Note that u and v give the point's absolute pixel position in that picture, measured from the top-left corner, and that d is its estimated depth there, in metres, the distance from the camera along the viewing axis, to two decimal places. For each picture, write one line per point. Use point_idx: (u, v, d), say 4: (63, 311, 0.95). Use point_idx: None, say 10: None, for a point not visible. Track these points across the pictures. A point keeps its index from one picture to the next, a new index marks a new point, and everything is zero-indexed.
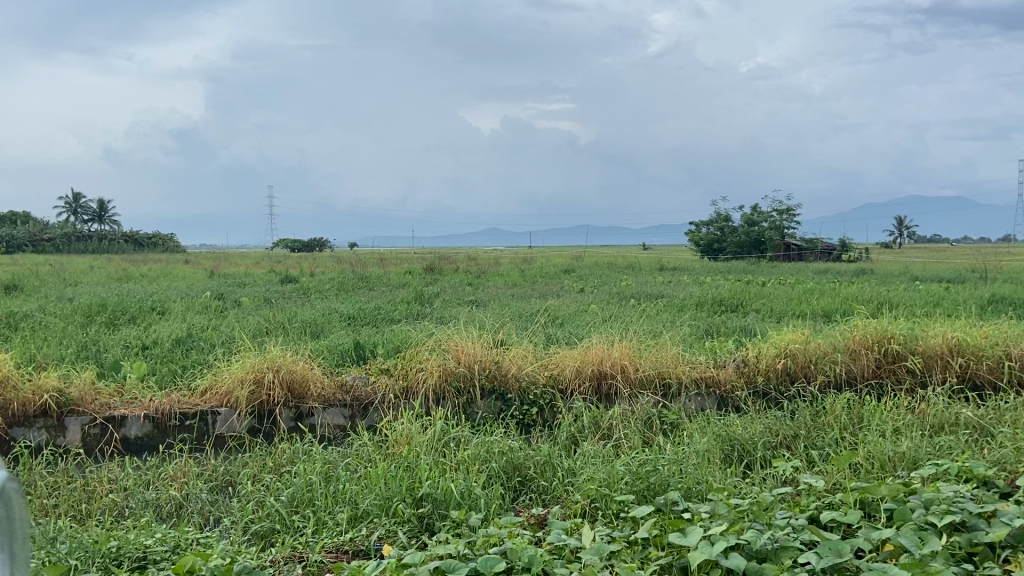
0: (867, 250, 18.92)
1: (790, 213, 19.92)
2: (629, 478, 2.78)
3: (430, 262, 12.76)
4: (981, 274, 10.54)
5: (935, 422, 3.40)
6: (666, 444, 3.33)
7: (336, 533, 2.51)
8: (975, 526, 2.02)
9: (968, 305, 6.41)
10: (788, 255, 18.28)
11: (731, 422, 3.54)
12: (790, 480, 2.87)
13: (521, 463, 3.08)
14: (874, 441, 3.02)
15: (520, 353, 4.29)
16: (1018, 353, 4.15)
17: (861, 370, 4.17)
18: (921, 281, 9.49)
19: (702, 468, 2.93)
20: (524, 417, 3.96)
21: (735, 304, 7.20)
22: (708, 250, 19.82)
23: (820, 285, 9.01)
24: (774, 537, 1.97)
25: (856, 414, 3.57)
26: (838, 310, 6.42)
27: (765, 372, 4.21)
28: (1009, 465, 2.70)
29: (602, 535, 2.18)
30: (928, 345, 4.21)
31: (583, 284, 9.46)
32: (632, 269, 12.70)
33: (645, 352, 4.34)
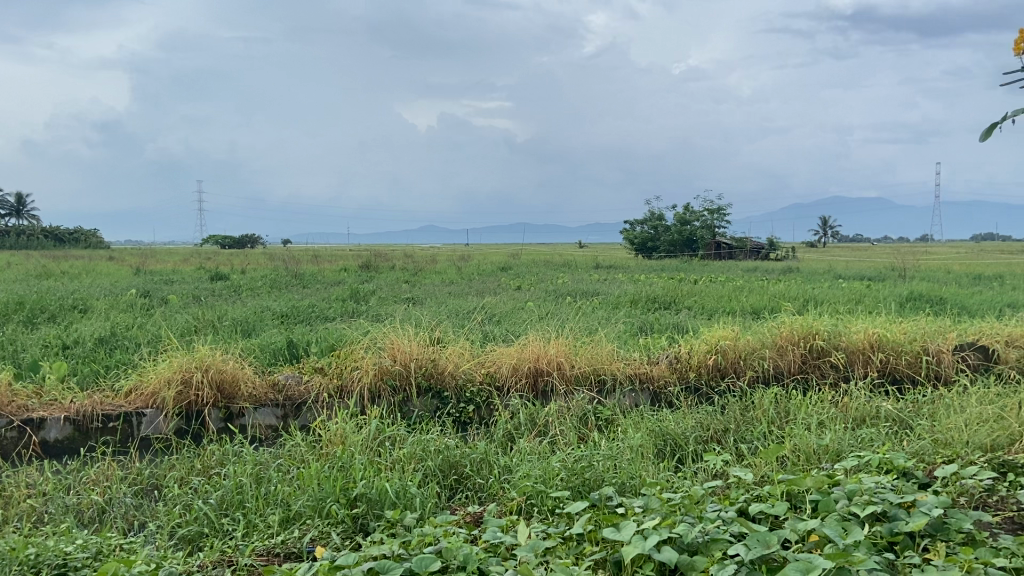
0: (794, 249, 19.37)
1: (720, 213, 20.25)
2: (564, 474, 2.81)
3: (365, 259, 12.54)
4: (899, 272, 10.92)
5: (858, 415, 3.53)
6: (601, 439, 3.37)
7: (267, 536, 2.47)
8: (895, 515, 2.10)
9: (887, 303, 6.64)
10: (719, 253, 18.86)
11: (664, 417, 3.61)
12: (721, 473, 2.94)
13: (457, 461, 3.07)
14: (800, 435, 3.12)
15: (456, 351, 4.28)
16: (934, 348, 4.35)
17: (788, 365, 4.29)
18: (844, 280, 9.79)
19: (636, 463, 2.98)
20: (460, 415, 3.94)
21: (668, 302, 7.33)
22: (644, 250, 20.10)
23: (750, 283, 9.25)
24: (705, 530, 2.01)
25: (783, 408, 3.68)
26: (766, 308, 6.60)
27: (697, 368, 4.30)
28: (927, 457, 2.83)
29: (537, 533, 2.18)
30: (850, 341, 4.37)
31: (519, 283, 9.28)
32: (567, 268, 12.68)
33: (580, 349, 4.39)
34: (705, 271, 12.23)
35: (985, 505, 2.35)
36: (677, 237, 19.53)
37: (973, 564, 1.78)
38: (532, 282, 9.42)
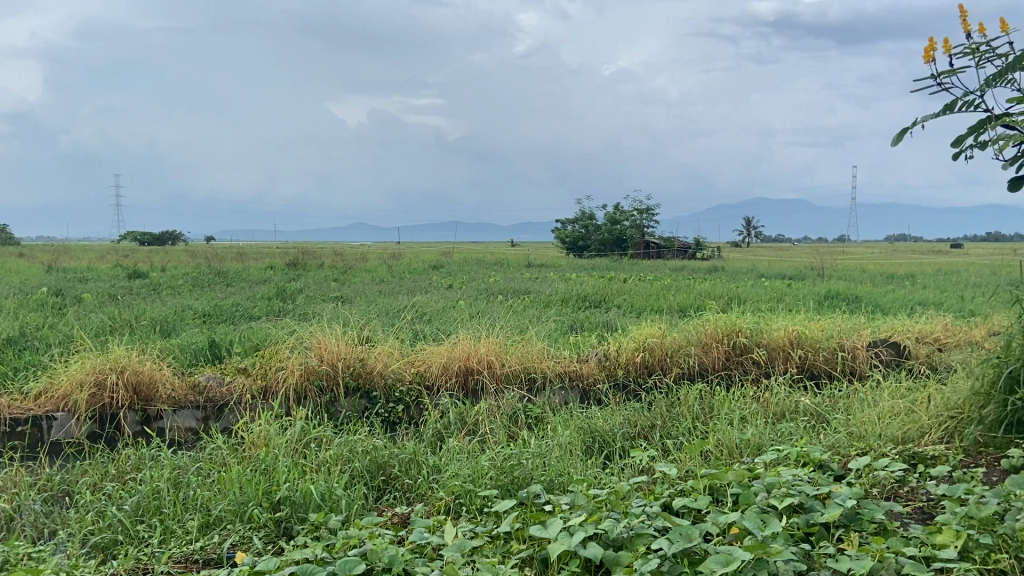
0: (719, 249, 19.79)
1: (649, 213, 20.51)
2: (493, 473, 2.81)
3: (292, 258, 12.25)
4: (820, 271, 11.24)
5: (778, 410, 3.64)
6: (531, 438, 3.38)
7: (186, 542, 2.39)
8: (812, 507, 2.18)
9: (807, 302, 6.86)
10: (647, 252, 19.12)
11: (592, 414, 3.64)
12: (646, 469, 2.99)
13: (385, 461, 3.04)
14: (723, 430, 3.20)
15: (386, 350, 4.24)
16: (849, 344, 4.51)
17: (712, 362, 4.40)
18: (767, 279, 10.03)
19: (564, 460, 3.01)
20: (389, 415, 3.89)
21: (598, 301, 7.40)
22: (575, 250, 20.13)
23: (678, 282, 9.40)
24: (630, 525, 2.04)
25: (707, 404, 3.76)
26: (692, 306, 6.74)
27: (625, 365, 4.37)
28: (842, 450, 2.94)
29: (464, 532, 2.18)
30: (771, 338, 4.51)
31: (450, 282, 9.17)
32: (499, 266, 12.66)
33: (510, 348, 4.39)
34: (634, 271, 12.31)
35: (896, 496, 2.45)
36: (607, 236, 19.59)
37: (884, 554, 1.85)
38: (463, 281, 9.38)
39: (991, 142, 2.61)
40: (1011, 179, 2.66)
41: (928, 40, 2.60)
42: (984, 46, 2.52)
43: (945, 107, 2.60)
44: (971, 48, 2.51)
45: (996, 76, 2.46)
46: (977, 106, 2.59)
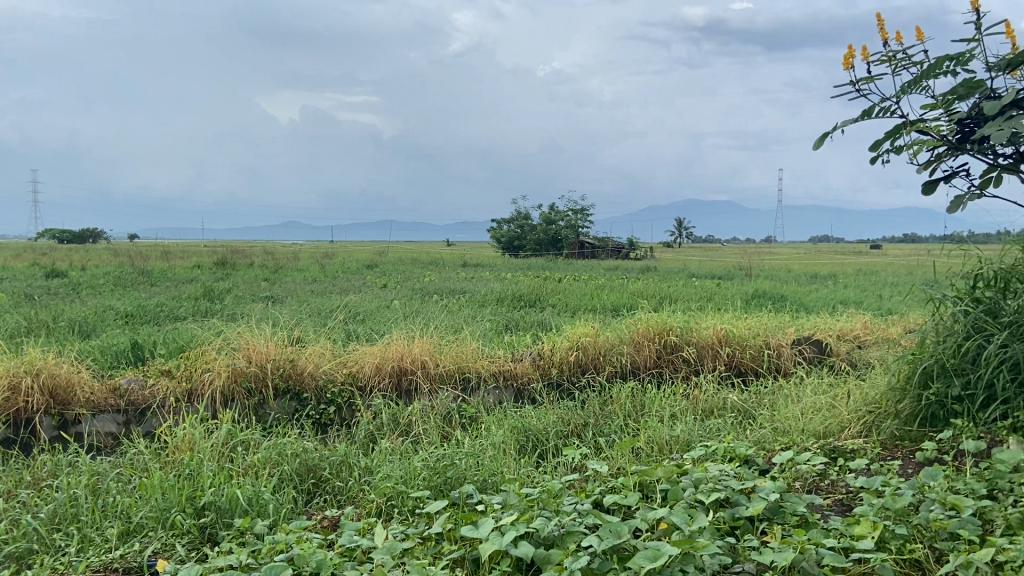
0: (652, 249, 20.11)
1: (583, 214, 20.71)
2: (426, 473, 2.79)
3: (220, 257, 11.93)
4: (749, 271, 11.51)
5: (707, 407, 3.72)
6: (464, 438, 3.37)
7: (105, 550, 2.30)
8: (737, 501, 2.23)
9: (735, 301, 7.02)
10: (581, 252, 19.29)
11: (526, 413, 3.65)
12: (578, 467, 3.02)
13: (315, 464, 2.99)
14: (653, 428, 3.25)
15: (317, 351, 4.17)
16: (775, 342, 4.64)
17: (643, 361, 4.47)
18: (697, 279, 10.23)
19: (497, 459, 3.01)
20: (321, 416, 3.83)
21: (533, 300, 7.43)
22: (510, 249, 20.16)
23: (611, 281, 9.50)
24: (560, 523, 2.05)
25: (639, 401, 3.82)
26: (625, 306, 6.83)
27: (559, 364, 4.39)
28: (767, 445, 3.02)
29: (394, 534, 2.16)
30: (700, 337, 4.60)
31: (384, 281, 9.07)
32: (435, 266, 12.57)
33: (444, 348, 4.37)
34: (570, 271, 12.40)
35: (817, 489, 2.53)
36: (542, 236, 19.68)
37: (805, 545, 1.90)
38: (397, 281, 9.31)
39: (906, 147, 2.73)
40: (925, 182, 2.78)
41: (848, 47, 2.70)
42: (900, 54, 2.63)
43: (864, 112, 2.69)
44: (888, 56, 2.61)
45: (911, 83, 2.57)
46: (893, 112, 2.70)
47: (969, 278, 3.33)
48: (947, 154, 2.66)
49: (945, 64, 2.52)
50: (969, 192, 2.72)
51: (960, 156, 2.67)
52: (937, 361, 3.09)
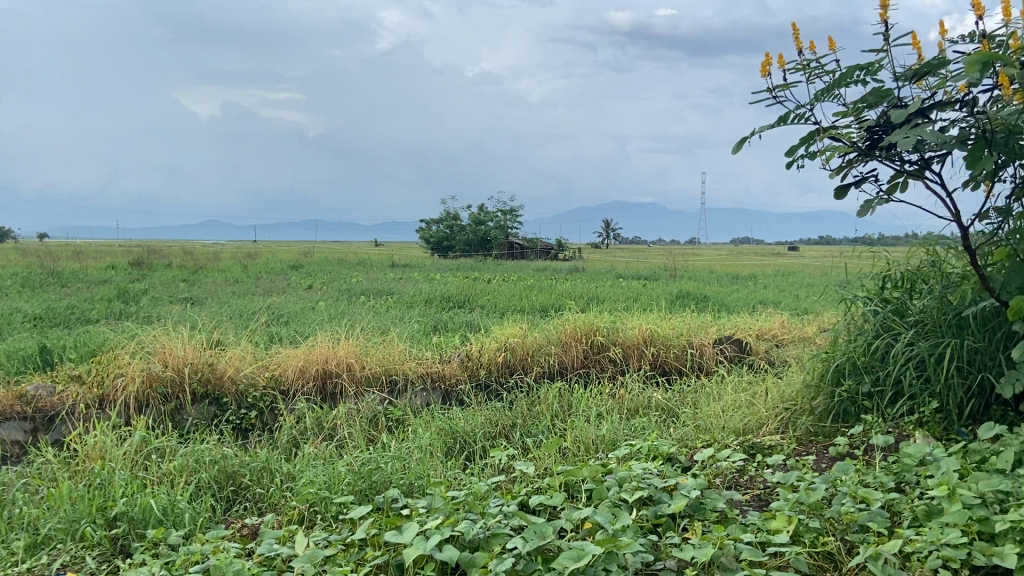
0: (580, 249, 20.32)
1: (512, 215, 20.78)
2: (350, 478, 2.74)
3: (137, 256, 11.50)
4: (673, 272, 11.77)
5: (632, 406, 3.77)
6: (391, 441, 3.33)
7: (9, 565, 2.18)
8: (659, 499, 2.27)
9: (660, 301, 7.16)
10: (510, 252, 19.33)
11: (453, 415, 3.63)
12: (505, 468, 3.02)
13: (235, 471, 2.90)
14: (580, 427, 3.28)
15: (238, 354, 4.06)
16: (698, 341, 4.74)
17: (571, 361, 4.50)
18: (624, 279, 10.39)
19: (424, 463, 2.98)
20: (241, 422, 3.73)
21: (461, 301, 7.41)
22: (439, 249, 20.08)
23: (538, 282, 9.55)
24: (486, 526, 2.05)
25: (566, 401, 3.84)
26: (553, 306, 6.88)
27: (487, 365, 4.38)
28: (689, 442, 3.08)
29: (316, 541, 2.11)
30: (626, 337, 4.67)
31: (309, 282, 8.91)
32: (362, 266, 12.42)
33: (371, 350, 4.31)
34: (498, 271, 12.43)
35: (737, 485, 2.60)
36: (471, 237, 19.65)
37: (724, 541, 1.94)
38: (323, 281, 9.16)
39: (820, 153, 2.82)
40: (837, 186, 2.88)
41: (765, 55, 2.78)
42: (814, 62, 2.72)
43: (780, 118, 2.77)
44: (802, 64, 2.70)
45: (824, 91, 2.66)
46: (807, 119, 2.79)
47: (878, 279, 3.49)
48: (858, 160, 2.77)
49: (856, 73, 2.62)
50: (877, 196, 2.84)
51: (869, 163, 2.77)
52: (849, 359, 3.22)
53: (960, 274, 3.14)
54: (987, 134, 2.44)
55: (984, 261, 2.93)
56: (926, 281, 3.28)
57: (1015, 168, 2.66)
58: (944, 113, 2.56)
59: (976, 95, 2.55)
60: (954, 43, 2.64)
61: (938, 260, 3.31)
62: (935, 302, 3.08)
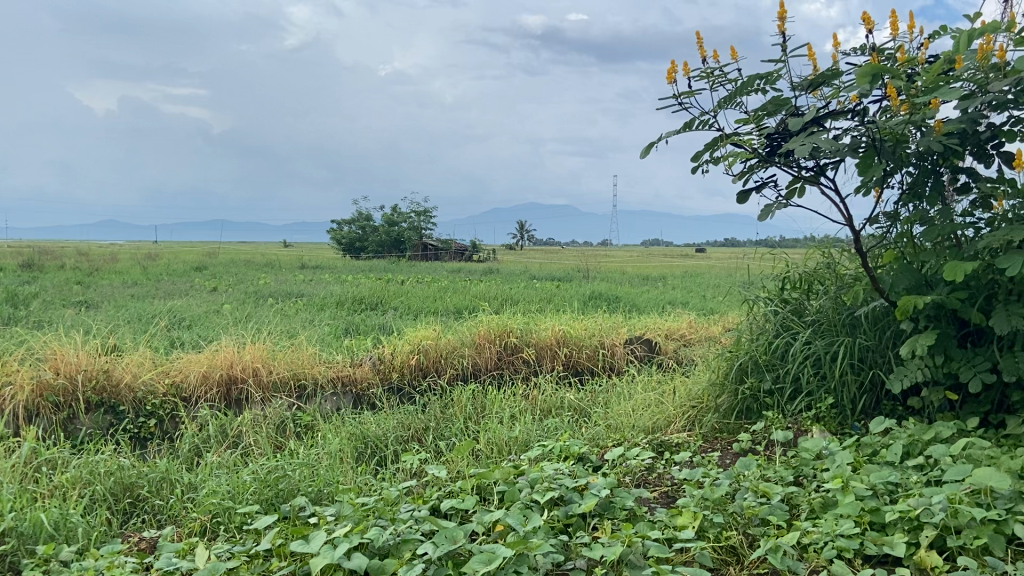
0: (494, 250, 20.38)
1: (427, 215, 20.66)
2: (256, 486, 2.66)
3: (25, 257, 10.86)
4: (584, 273, 11.96)
5: (545, 407, 3.80)
6: (299, 448, 3.25)
7: None
8: (570, 499, 2.29)
9: (573, 302, 7.26)
10: (425, 252, 19.20)
11: (365, 420, 3.57)
12: (417, 472, 2.98)
13: (132, 482, 2.77)
14: (493, 429, 3.27)
15: (136, 360, 3.89)
16: (609, 342, 4.82)
17: (484, 363, 4.50)
18: (537, 280, 10.49)
19: (334, 469, 2.92)
20: (140, 430, 3.57)
21: (374, 303, 7.32)
22: (352, 250, 19.78)
23: (452, 283, 9.53)
24: (397, 531, 2.02)
25: (480, 403, 3.83)
26: (467, 308, 6.87)
27: (399, 368, 4.33)
28: (600, 442, 3.12)
29: (219, 553, 2.04)
30: (539, 338, 4.70)
31: (215, 285, 8.62)
32: (270, 267, 12.11)
33: (279, 354, 4.20)
34: (412, 273, 12.33)
35: (646, 482, 2.65)
36: (384, 237, 19.42)
37: (633, 538, 1.97)
38: (230, 283, 8.88)
39: (723, 158, 2.91)
40: (739, 191, 2.98)
41: (671, 62, 2.85)
42: (717, 71, 2.81)
43: (685, 124, 2.85)
44: (706, 72, 2.78)
45: (726, 99, 2.75)
46: (711, 125, 2.87)
47: (778, 281, 3.63)
48: (758, 166, 2.87)
49: (756, 82, 2.72)
50: (777, 201, 2.95)
51: (769, 168, 2.88)
52: (751, 357, 3.35)
53: (853, 275, 3.30)
54: (876, 143, 2.56)
55: (874, 264, 3.08)
56: (822, 282, 3.44)
57: (902, 176, 2.81)
58: (838, 121, 2.68)
59: (866, 105, 2.67)
60: (846, 56, 2.78)
61: (833, 262, 3.46)
62: (831, 303, 3.23)
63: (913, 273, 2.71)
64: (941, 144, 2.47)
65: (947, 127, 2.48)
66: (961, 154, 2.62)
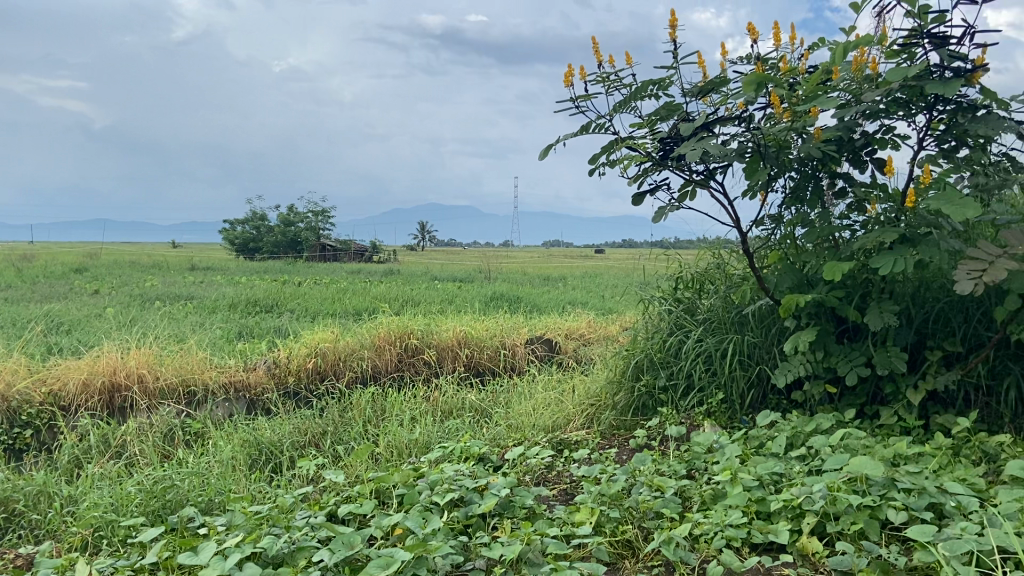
0: (395, 251, 20.17)
1: (325, 215, 20.23)
2: (141, 498, 2.54)
3: None
4: (485, 274, 12.01)
5: (446, 408, 3.78)
6: (188, 456, 3.12)
7: None
8: (470, 500, 2.28)
9: (474, 302, 7.27)
10: (323, 253, 18.79)
11: (259, 426, 3.46)
12: (314, 478, 2.91)
13: (6, 496, 2.60)
14: (393, 432, 3.23)
15: (9, 368, 3.67)
16: (510, 342, 4.83)
17: (384, 365, 4.44)
18: (437, 280, 10.45)
19: (225, 477, 2.81)
20: (14, 442, 3.36)
21: (270, 305, 7.11)
22: (245, 253, 18.66)
23: (350, 285, 9.35)
24: (291, 539, 1.97)
25: (379, 406, 3.77)
26: (367, 310, 6.77)
27: (296, 372, 4.22)
28: (500, 441, 3.13)
29: (101, 569, 1.93)
30: (440, 339, 4.68)
31: (96, 287, 8.16)
32: (157, 268, 11.56)
33: (167, 359, 4.03)
34: (309, 274, 12.05)
35: (545, 481, 2.68)
36: (280, 237, 18.88)
37: (531, 537, 1.99)
38: (112, 286, 8.40)
39: (618, 162, 2.98)
40: (634, 194, 3.06)
41: (568, 66, 2.90)
42: (613, 76, 2.87)
43: (582, 127, 2.91)
44: (602, 77, 2.84)
45: (621, 104, 2.81)
46: (607, 129, 2.93)
47: (672, 280, 3.74)
48: (652, 169, 2.95)
49: (649, 88, 2.79)
50: (670, 203, 3.04)
51: (662, 172, 2.96)
52: (647, 355, 3.44)
53: (741, 275, 3.44)
54: (761, 148, 2.68)
55: (761, 264, 3.22)
56: (713, 282, 3.57)
57: (785, 180, 2.94)
58: (726, 128, 2.78)
59: (752, 113, 2.79)
60: (734, 64, 2.89)
61: (723, 263, 3.60)
62: (721, 302, 3.36)
63: (796, 273, 2.85)
64: (819, 150, 2.60)
65: (825, 135, 2.62)
66: (838, 159, 2.77)
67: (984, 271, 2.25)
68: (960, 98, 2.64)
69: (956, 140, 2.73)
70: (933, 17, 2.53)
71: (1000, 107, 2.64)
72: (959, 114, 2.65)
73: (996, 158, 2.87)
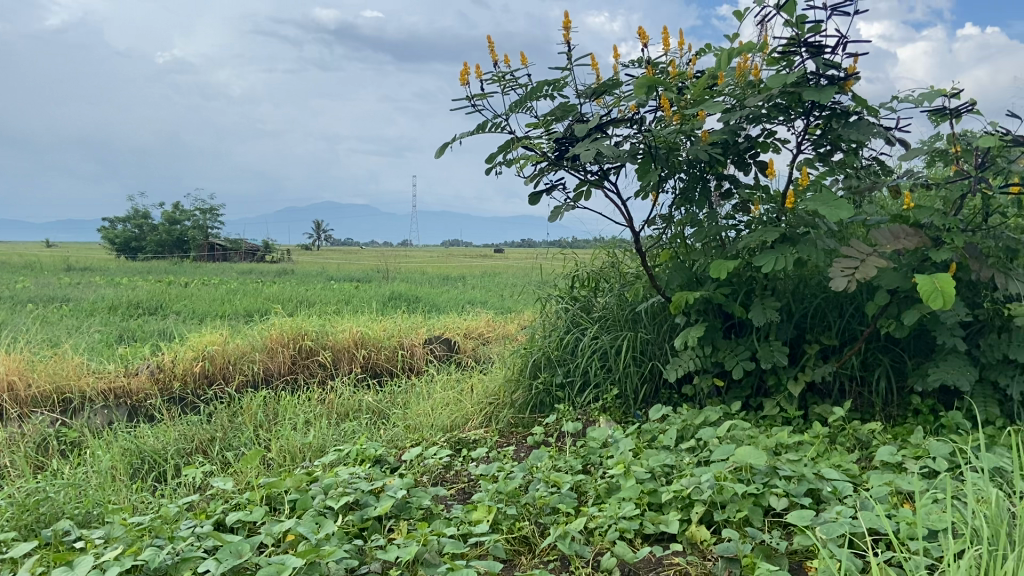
0: (290, 250, 19.64)
1: (215, 214, 19.47)
2: (11, 512, 2.37)
3: None
4: (382, 274, 11.84)
5: (342, 410, 3.70)
6: (63, 467, 2.93)
7: None
8: (366, 502, 2.24)
9: (371, 303, 7.16)
10: (212, 253, 18.08)
11: (142, 433, 3.29)
12: (201, 486, 2.79)
13: None
14: (286, 436, 3.14)
15: None
16: (408, 342, 4.77)
17: (277, 367, 4.31)
18: (333, 281, 10.23)
19: (105, 488, 2.66)
20: None
21: (155, 307, 6.79)
22: (125, 251, 17.64)
23: (241, 286, 9.02)
24: (176, 550, 1.88)
25: (271, 410, 3.65)
26: (259, 311, 6.56)
27: (182, 377, 4.04)
28: (398, 442, 3.10)
29: None
30: (336, 340, 4.57)
31: None
32: (29, 269, 10.83)
33: (40, 364, 3.84)
34: (197, 275, 11.59)
35: (443, 480, 2.66)
36: (166, 237, 18.05)
37: (428, 537, 1.97)
38: None
39: (514, 161, 3.00)
40: (531, 194, 3.08)
41: (463, 65, 2.90)
42: (508, 75, 2.89)
43: (479, 125, 2.91)
44: (497, 77, 2.85)
45: (517, 103, 2.83)
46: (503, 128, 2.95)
47: (568, 279, 3.79)
48: (548, 168, 2.98)
49: (544, 88, 2.82)
50: (566, 203, 3.08)
51: (558, 172, 3.00)
52: (544, 354, 3.48)
53: (634, 273, 3.52)
54: (652, 150, 2.75)
55: (652, 262, 3.31)
56: (607, 280, 3.64)
57: (675, 181, 3.03)
58: (619, 129, 2.84)
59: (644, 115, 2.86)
60: (625, 66, 2.95)
61: (617, 261, 3.67)
62: (615, 299, 3.43)
63: (685, 271, 2.94)
64: (707, 153, 2.69)
65: (712, 138, 2.72)
66: (724, 162, 2.88)
67: (855, 269, 2.39)
68: (834, 105, 2.78)
69: (830, 145, 2.88)
70: (809, 27, 2.66)
71: (870, 114, 2.81)
72: (833, 120, 2.79)
73: (867, 161, 3.05)
